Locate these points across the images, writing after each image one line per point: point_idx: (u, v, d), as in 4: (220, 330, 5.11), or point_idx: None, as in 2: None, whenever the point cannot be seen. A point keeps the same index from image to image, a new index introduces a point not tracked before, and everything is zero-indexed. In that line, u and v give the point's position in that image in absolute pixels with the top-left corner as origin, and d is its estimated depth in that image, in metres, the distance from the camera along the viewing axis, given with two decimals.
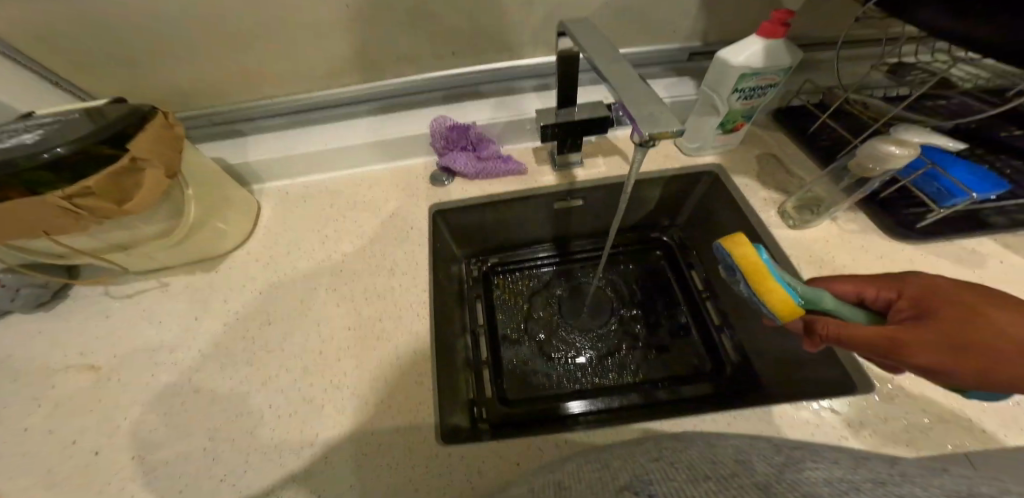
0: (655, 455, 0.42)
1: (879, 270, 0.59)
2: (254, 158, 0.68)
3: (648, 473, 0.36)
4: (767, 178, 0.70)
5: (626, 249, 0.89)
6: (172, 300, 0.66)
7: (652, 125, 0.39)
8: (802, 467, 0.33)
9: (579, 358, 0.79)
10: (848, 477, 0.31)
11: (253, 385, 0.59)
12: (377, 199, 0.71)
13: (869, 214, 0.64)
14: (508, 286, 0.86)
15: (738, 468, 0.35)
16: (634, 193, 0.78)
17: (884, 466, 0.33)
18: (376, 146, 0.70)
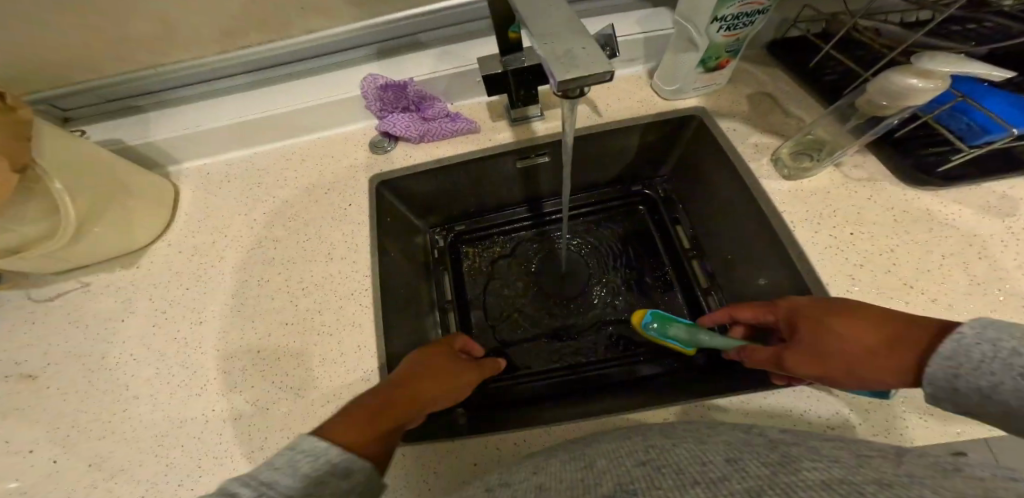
0: (645, 456, 0.35)
1: (890, 225, 0.51)
2: (160, 138, 0.60)
3: (633, 482, 0.31)
4: (759, 122, 0.60)
5: (602, 206, 0.78)
6: (97, 301, 0.60)
7: (574, 68, 0.30)
8: (797, 469, 0.29)
9: (557, 334, 0.73)
10: (845, 480, 0.26)
11: (191, 393, 0.53)
12: (312, 176, 0.63)
13: (879, 156, 0.54)
14: (478, 257, 0.78)
15: (726, 472, 0.30)
16: (609, 145, 0.68)
17: (887, 467, 0.28)
18: (297, 115, 0.62)
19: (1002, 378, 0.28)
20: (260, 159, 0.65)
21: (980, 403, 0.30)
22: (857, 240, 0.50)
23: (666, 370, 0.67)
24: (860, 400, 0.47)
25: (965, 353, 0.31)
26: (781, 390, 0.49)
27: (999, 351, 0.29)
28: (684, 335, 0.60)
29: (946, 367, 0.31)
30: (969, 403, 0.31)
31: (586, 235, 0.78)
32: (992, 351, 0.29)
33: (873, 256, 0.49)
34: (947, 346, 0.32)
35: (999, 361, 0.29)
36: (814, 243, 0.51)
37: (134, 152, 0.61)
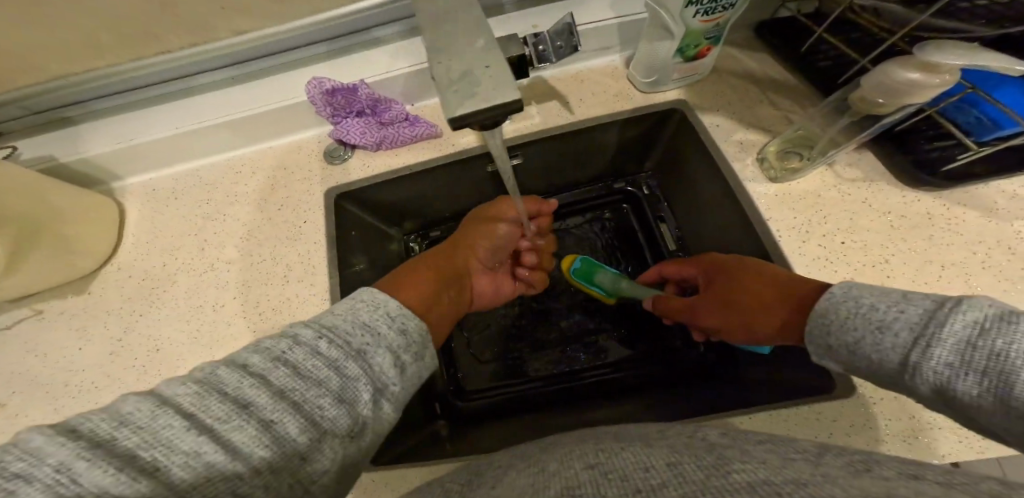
0: (594, 459, 0.31)
1: (886, 232, 0.46)
2: (94, 154, 0.59)
3: (579, 487, 0.26)
4: (742, 116, 0.56)
5: (584, 203, 0.72)
6: (51, 327, 0.57)
7: (471, 101, 0.28)
8: (727, 472, 0.26)
9: (540, 343, 0.68)
10: (769, 480, 0.24)
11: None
12: (265, 187, 0.61)
13: (877, 154, 0.49)
14: None
15: (665, 479, 0.26)
16: (585, 143, 0.63)
17: (806, 467, 0.25)
18: (233, 126, 0.60)
19: (865, 332, 0.30)
20: (209, 171, 0.64)
21: (848, 361, 0.31)
22: (849, 249, 0.45)
23: (651, 378, 0.63)
24: (840, 422, 0.45)
25: (835, 311, 0.32)
26: (760, 413, 0.47)
27: (862, 307, 0.31)
28: (607, 284, 0.61)
29: (821, 325, 0.33)
30: (840, 359, 0.32)
31: (564, 234, 0.71)
32: (855, 307, 0.31)
33: (864, 268, 0.44)
34: (821, 304, 0.34)
35: (862, 315, 0.31)
36: (801, 253, 0.46)
37: (70, 169, 0.60)
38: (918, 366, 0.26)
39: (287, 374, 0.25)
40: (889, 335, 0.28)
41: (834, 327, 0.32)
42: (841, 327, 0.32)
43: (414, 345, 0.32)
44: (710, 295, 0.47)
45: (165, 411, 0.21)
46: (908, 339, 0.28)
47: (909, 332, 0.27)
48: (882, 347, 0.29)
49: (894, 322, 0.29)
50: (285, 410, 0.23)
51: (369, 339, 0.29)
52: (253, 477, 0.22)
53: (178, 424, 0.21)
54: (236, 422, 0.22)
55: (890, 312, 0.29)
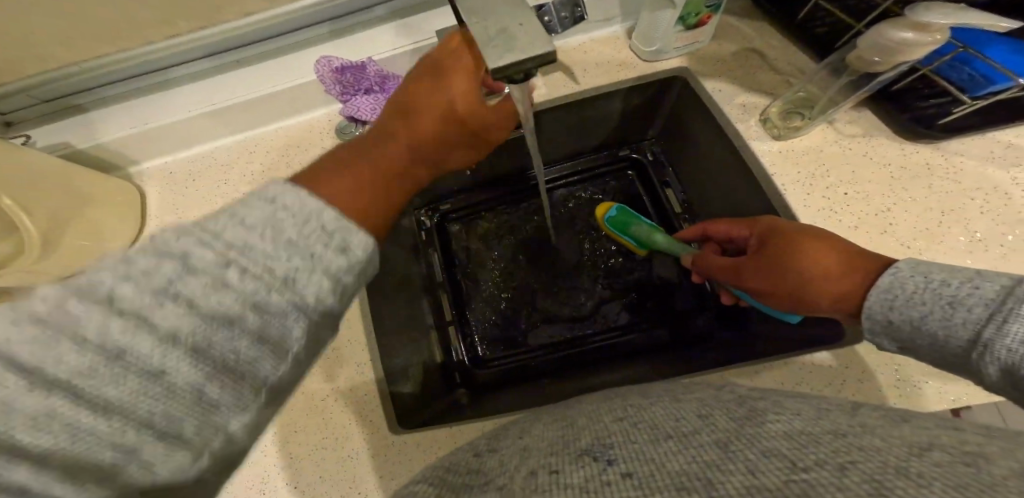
0: (623, 412, 0.37)
1: (891, 184, 0.47)
2: (109, 140, 0.61)
3: (610, 436, 0.32)
4: (744, 80, 0.57)
5: (591, 170, 0.73)
6: None
7: (510, 53, 0.30)
8: (762, 421, 0.30)
9: (552, 308, 0.70)
10: (806, 430, 0.28)
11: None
12: (279, 166, 0.62)
13: (875, 111, 0.51)
14: (468, 229, 0.74)
15: (696, 427, 0.31)
16: (591, 113, 0.65)
17: (832, 419, 0.29)
18: (245, 107, 0.61)
19: (934, 308, 0.31)
20: (222, 153, 0.66)
21: (908, 336, 0.32)
22: (851, 201, 0.47)
23: (663, 339, 0.65)
24: (852, 369, 0.48)
25: (900, 286, 0.33)
26: (775, 363, 0.49)
27: (933, 284, 0.31)
28: (641, 236, 0.64)
29: (882, 300, 0.34)
30: (900, 336, 0.33)
31: (571, 203, 0.73)
32: (924, 283, 0.32)
33: (867, 218, 0.46)
34: (884, 279, 0.35)
35: (931, 291, 0.31)
36: (807, 205, 0.48)
37: (87, 155, 0.62)
38: (990, 345, 0.27)
39: (180, 313, 0.20)
40: (962, 311, 0.29)
41: (897, 302, 0.33)
42: (906, 302, 0.32)
43: (360, 267, 0.26)
44: (763, 257, 0.45)
45: (10, 380, 0.17)
46: (981, 315, 0.28)
47: (983, 309, 0.28)
48: (951, 323, 0.29)
49: (968, 299, 0.29)
50: (186, 362, 0.20)
51: (299, 262, 0.23)
52: (180, 450, 0.20)
53: (35, 400, 0.17)
54: (122, 389, 0.19)
55: (964, 288, 0.30)
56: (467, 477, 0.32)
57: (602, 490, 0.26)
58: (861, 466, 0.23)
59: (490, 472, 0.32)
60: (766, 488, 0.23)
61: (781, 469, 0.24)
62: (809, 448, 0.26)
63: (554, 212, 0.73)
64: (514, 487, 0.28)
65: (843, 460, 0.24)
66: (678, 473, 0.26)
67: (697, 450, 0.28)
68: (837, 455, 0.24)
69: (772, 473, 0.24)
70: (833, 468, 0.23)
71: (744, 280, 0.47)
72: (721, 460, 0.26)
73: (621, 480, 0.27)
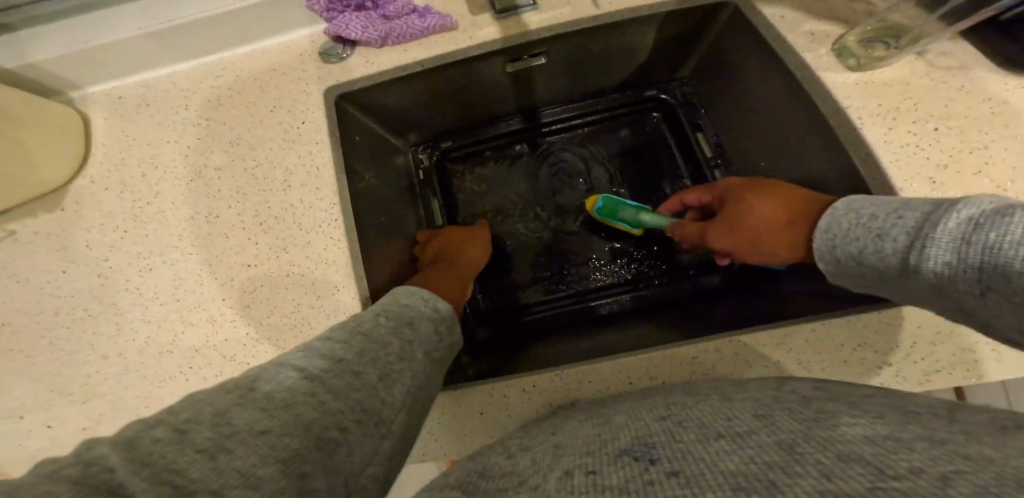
0: (667, 411, 0.30)
1: (995, 122, 0.39)
2: (42, 57, 0.51)
3: (650, 436, 0.27)
4: (812, 2, 0.48)
5: (612, 111, 0.66)
6: (28, 251, 0.51)
7: None
8: (834, 425, 0.22)
9: (566, 264, 0.62)
10: (896, 435, 0.20)
11: (162, 346, 0.46)
12: (252, 90, 0.53)
13: (976, 42, 0.43)
14: (470, 172, 0.66)
15: (754, 427, 0.25)
16: (619, 41, 0.56)
17: (934, 421, 0.22)
18: (206, 22, 0.52)
19: (867, 241, 0.29)
20: (183, 78, 0.56)
21: (857, 272, 0.31)
22: (943, 137, 0.40)
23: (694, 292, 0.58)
24: (926, 330, 0.38)
25: (839, 224, 0.32)
26: (838, 320, 0.40)
27: (863, 217, 0.31)
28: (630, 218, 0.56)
29: (824, 241, 0.33)
30: (849, 274, 0.32)
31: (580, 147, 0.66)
32: (857, 218, 0.31)
33: (959, 154, 0.39)
34: (824, 220, 0.34)
35: (864, 225, 0.30)
36: (888, 140, 0.40)
37: (22, 78, 0.52)
38: (918, 269, 0.25)
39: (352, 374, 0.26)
40: (891, 242, 0.27)
41: (837, 241, 0.32)
42: (846, 240, 0.31)
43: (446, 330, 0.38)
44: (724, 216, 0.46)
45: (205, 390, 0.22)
46: (908, 242, 0.26)
47: (907, 236, 0.26)
48: (884, 253, 0.28)
49: (893, 229, 0.28)
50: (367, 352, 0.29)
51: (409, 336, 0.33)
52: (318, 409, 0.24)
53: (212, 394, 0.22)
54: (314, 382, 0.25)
55: (894, 221, 0.28)
56: (500, 480, 0.26)
57: (648, 489, 0.21)
58: (973, 477, 0.16)
59: (522, 472, 0.26)
60: (846, 495, 0.16)
61: (868, 475, 0.17)
62: (900, 453, 0.19)
63: (569, 155, 0.66)
64: (548, 489, 0.23)
65: (947, 469, 0.17)
66: (734, 473, 0.20)
67: (753, 451, 0.22)
68: (939, 463, 0.17)
69: (855, 479, 0.17)
70: (932, 477, 0.16)
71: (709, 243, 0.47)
72: (784, 462, 0.20)
73: (666, 479, 0.21)
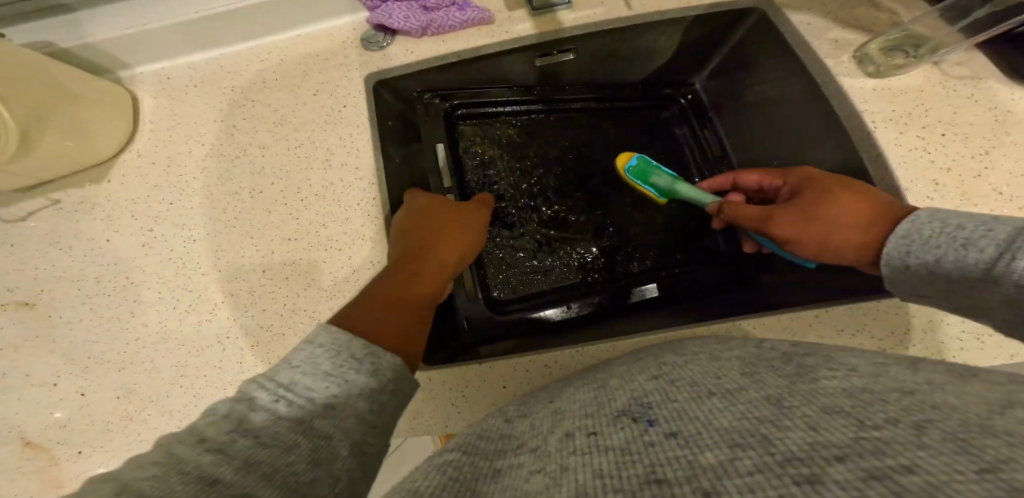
0: (657, 371, 0.33)
1: (998, 130, 0.43)
2: (101, 38, 0.54)
3: (646, 396, 0.29)
4: (834, 12, 0.51)
5: (635, 95, 0.66)
6: (71, 220, 0.53)
7: None
8: (814, 379, 0.26)
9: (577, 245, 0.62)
10: (870, 387, 0.23)
11: (203, 315, 0.48)
12: (295, 74, 0.56)
13: (990, 55, 0.46)
14: (482, 137, 0.63)
15: (742, 384, 0.27)
16: (645, 41, 0.58)
17: (906, 373, 0.25)
18: (257, 9, 0.54)
19: (947, 250, 0.30)
20: (229, 61, 0.58)
21: (926, 280, 0.31)
22: (950, 142, 0.43)
23: (710, 281, 0.59)
24: (917, 319, 0.42)
25: (918, 231, 0.33)
26: (838, 307, 0.43)
27: (948, 226, 0.31)
28: (659, 183, 0.58)
29: (900, 245, 0.33)
30: (919, 283, 0.32)
31: (600, 132, 0.66)
32: (940, 227, 0.31)
33: (963, 159, 0.42)
34: (903, 226, 0.34)
35: (947, 234, 0.30)
36: (898, 143, 0.44)
37: (76, 55, 0.55)
38: (1000, 278, 0.25)
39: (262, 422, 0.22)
40: (973, 250, 0.28)
41: (914, 246, 0.32)
42: (922, 246, 0.32)
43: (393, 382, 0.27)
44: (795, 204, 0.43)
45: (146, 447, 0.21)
46: (992, 253, 0.27)
47: (993, 247, 0.27)
48: (963, 261, 0.28)
49: (979, 239, 0.28)
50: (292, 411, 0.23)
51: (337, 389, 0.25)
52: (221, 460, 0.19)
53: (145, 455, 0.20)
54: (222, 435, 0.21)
55: (980, 231, 0.29)
56: (500, 442, 0.29)
57: (648, 451, 0.23)
58: (941, 424, 0.18)
59: (522, 435, 0.30)
60: (832, 445, 0.19)
61: (849, 426, 0.20)
62: (875, 405, 0.21)
63: (588, 136, 0.66)
64: (550, 448, 0.26)
65: (917, 419, 0.19)
66: (729, 430, 0.22)
67: (745, 407, 0.24)
68: (908, 414, 0.20)
69: (839, 429, 0.20)
70: (908, 426, 0.19)
71: (770, 229, 0.44)
72: (773, 417, 0.22)
73: (665, 440, 0.23)
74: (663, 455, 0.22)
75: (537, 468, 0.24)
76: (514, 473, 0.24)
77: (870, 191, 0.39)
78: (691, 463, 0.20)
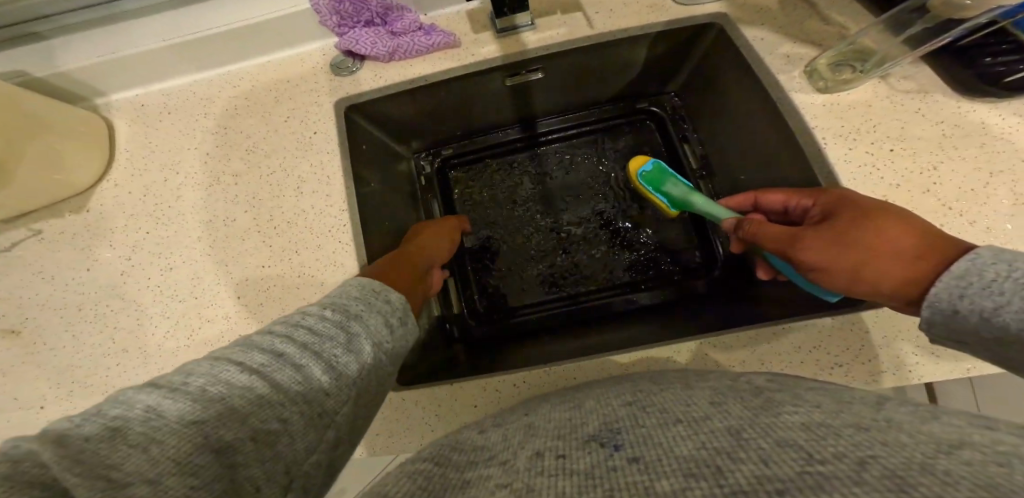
0: (631, 396, 0.34)
1: (946, 145, 0.44)
2: (71, 68, 0.55)
3: (617, 421, 0.29)
4: (790, 28, 0.52)
5: (604, 119, 0.68)
6: (53, 249, 0.54)
7: None
8: (777, 412, 0.26)
9: (557, 266, 0.64)
10: (828, 422, 0.24)
11: (181, 341, 0.49)
12: (266, 100, 0.57)
13: (934, 67, 0.47)
14: (468, 180, 0.68)
15: (708, 412, 0.28)
16: (611, 58, 0.59)
17: (864, 412, 0.25)
18: (226, 39, 0.55)
19: (1011, 298, 0.25)
20: (202, 88, 0.59)
21: (978, 329, 0.27)
22: (897, 157, 0.44)
23: (688, 294, 0.59)
24: (874, 334, 0.43)
25: (979, 273, 0.27)
26: (801, 323, 0.44)
27: (1017, 268, 0.26)
28: (674, 191, 0.58)
29: (953, 287, 0.28)
30: (968, 331, 0.28)
31: (571, 161, 0.68)
32: (1008, 270, 0.26)
33: (911, 175, 0.43)
34: (959, 265, 0.29)
35: (1013, 278, 0.25)
36: (848, 160, 0.44)
37: (50, 85, 0.56)
38: None
39: (315, 322, 0.26)
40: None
41: (971, 289, 0.27)
42: (980, 290, 0.27)
43: (401, 310, 0.31)
44: (826, 230, 0.38)
45: (233, 346, 0.23)
46: None
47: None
48: None
49: None
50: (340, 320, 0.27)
51: (364, 306, 0.28)
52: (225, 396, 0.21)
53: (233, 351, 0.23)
54: (292, 330, 0.25)
55: None
56: (471, 453, 0.30)
57: (608, 475, 0.23)
58: (884, 460, 0.19)
59: (493, 446, 0.30)
60: (777, 480, 0.19)
61: (798, 460, 0.20)
62: (828, 439, 0.22)
63: (563, 161, 0.68)
64: (516, 465, 0.26)
65: (864, 455, 0.20)
66: (687, 459, 0.23)
67: (706, 437, 0.25)
68: (858, 449, 0.20)
69: (788, 463, 0.20)
70: (851, 461, 0.19)
71: (797, 252, 0.40)
72: (731, 447, 0.23)
73: (626, 464, 0.24)
74: (625, 480, 0.22)
75: (502, 483, 0.24)
76: (479, 486, 0.24)
77: (917, 225, 0.35)
78: (646, 489, 0.21)
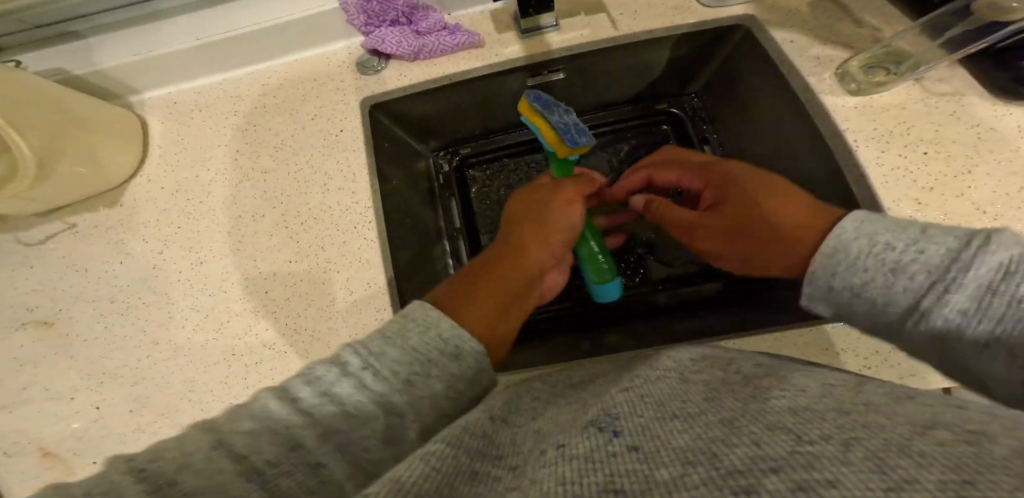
0: (629, 384, 0.32)
1: (980, 148, 0.43)
2: (107, 66, 0.56)
3: (615, 407, 0.28)
4: (820, 30, 0.52)
5: (626, 119, 0.66)
6: (87, 242, 0.56)
7: None
8: (766, 398, 0.24)
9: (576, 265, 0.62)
10: (811, 405, 0.22)
11: (209, 333, 0.50)
12: (292, 97, 0.58)
13: (970, 71, 0.47)
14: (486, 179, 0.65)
15: (703, 407, 0.26)
16: (634, 61, 0.59)
17: (846, 395, 0.23)
18: (255, 37, 0.57)
19: (876, 275, 0.30)
20: (231, 86, 0.60)
21: (849, 302, 0.31)
22: (931, 160, 0.44)
23: (708, 294, 0.59)
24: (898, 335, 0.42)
25: (845, 249, 0.32)
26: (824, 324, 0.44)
27: (878, 245, 0.31)
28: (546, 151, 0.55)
29: (826, 265, 0.32)
30: (841, 303, 0.32)
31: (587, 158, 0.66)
32: (869, 245, 0.31)
33: (944, 178, 0.43)
34: (830, 240, 0.33)
35: (874, 255, 0.30)
36: (881, 163, 0.44)
37: (87, 82, 0.57)
38: (928, 312, 0.27)
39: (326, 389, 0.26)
40: (903, 278, 0.29)
41: (841, 268, 0.31)
42: (847, 269, 0.31)
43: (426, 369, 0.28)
44: (719, 215, 0.45)
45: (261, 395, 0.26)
46: (922, 282, 0.28)
47: (925, 276, 0.28)
48: (892, 290, 0.29)
49: (910, 265, 0.29)
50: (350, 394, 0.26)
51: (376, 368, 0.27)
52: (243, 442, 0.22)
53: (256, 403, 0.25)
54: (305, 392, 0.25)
55: (907, 254, 0.29)
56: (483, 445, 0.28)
57: (610, 462, 0.22)
58: (865, 441, 0.17)
59: (503, 443, 0.28)
60: (768, 458, 0.17)
61: (788, 440, 0.19)
62: (814, 422, 0.20)
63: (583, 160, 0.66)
64: (529, 461, 0.24)
65: (848, 436, 0.18)
66: (685, 450, 0.21)
67: (702, 428, 0.23)
68: (843, 432, 0.18)
69: (778, 444, 0.19)
70: (838, 442, 0.17)
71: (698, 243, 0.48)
72: (722, 435, 0.21)
73: (627, 452, 0.22)
74: (623, 469, 0.21)
75: (515, 483, 0.22)
76: (492, 483, 0.23)
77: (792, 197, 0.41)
78: (648, 479, 0.19)
